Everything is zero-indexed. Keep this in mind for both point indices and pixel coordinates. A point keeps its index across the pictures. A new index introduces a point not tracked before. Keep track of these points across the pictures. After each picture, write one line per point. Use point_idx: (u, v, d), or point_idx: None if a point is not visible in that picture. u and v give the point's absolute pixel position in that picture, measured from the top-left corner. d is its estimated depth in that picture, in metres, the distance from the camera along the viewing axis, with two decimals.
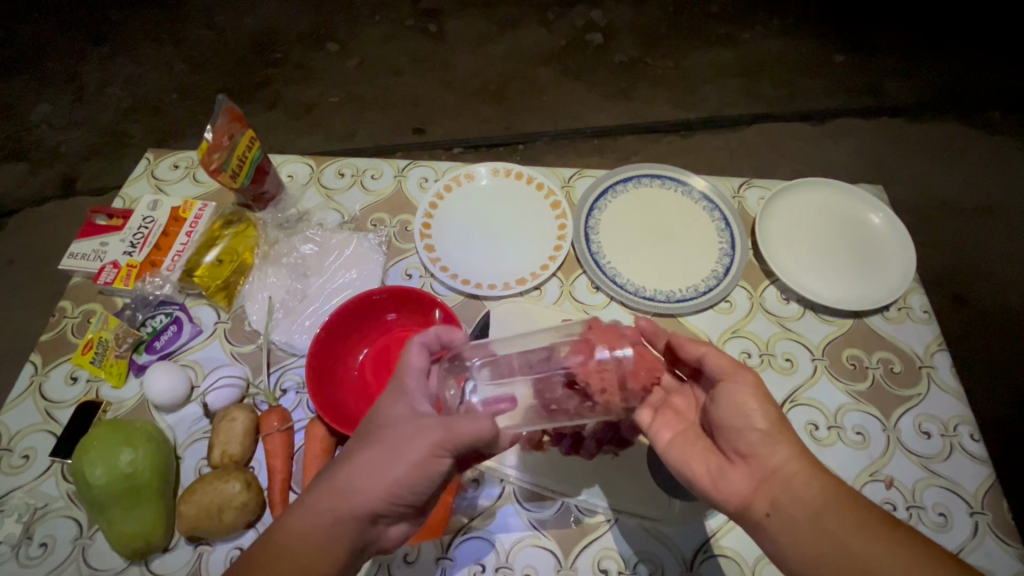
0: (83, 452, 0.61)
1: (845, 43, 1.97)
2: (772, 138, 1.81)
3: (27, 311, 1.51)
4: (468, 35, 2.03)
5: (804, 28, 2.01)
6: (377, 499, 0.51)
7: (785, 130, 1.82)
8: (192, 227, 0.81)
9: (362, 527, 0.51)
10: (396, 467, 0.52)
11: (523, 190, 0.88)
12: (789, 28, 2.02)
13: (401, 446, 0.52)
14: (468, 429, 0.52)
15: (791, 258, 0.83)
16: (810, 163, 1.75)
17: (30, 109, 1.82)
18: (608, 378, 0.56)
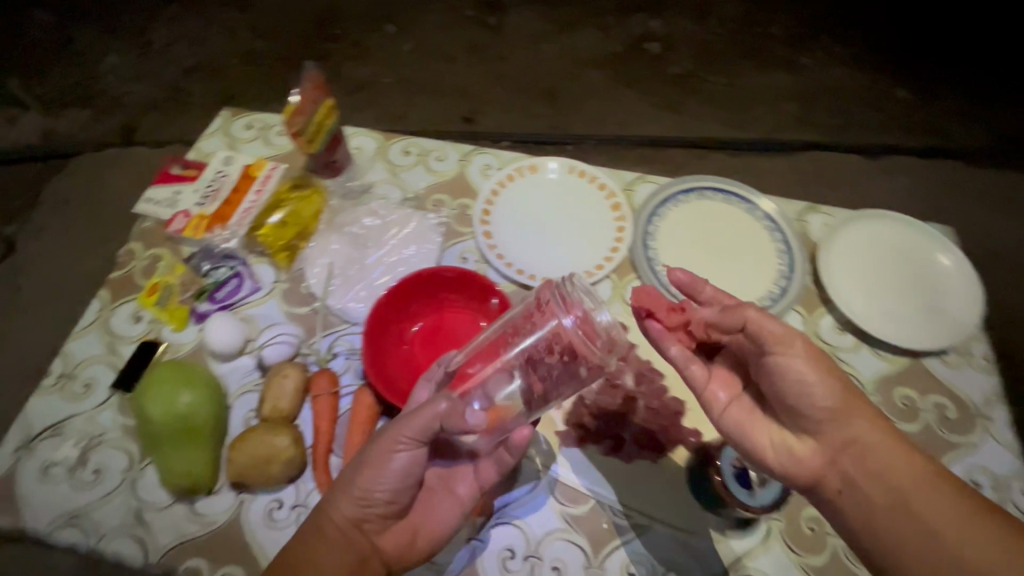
0: (146, 389, 0.63)
1: (908, 78, 1.93)
2: (825, 168, 1.76)
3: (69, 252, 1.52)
4: (526, 31, 2.03)
5: (865, 59, 1.97)
6: (357, 506, 0.56)
7: (838, 160, 1.77)
8: (262, 186, 0.83)
9: (351, 537, 0.56)
10: (375, 471, 0.56)
11: (585, 188, 0.88)
12: (851, 58, 1.97)
13: (374, 454, 0.56)
14: (422, 423, 0.54)
15: (851, 289, 0.82)
16: (860, 197, 1.71)
17: (100, 58, 1.89)
18: (553, 323, 0.54)
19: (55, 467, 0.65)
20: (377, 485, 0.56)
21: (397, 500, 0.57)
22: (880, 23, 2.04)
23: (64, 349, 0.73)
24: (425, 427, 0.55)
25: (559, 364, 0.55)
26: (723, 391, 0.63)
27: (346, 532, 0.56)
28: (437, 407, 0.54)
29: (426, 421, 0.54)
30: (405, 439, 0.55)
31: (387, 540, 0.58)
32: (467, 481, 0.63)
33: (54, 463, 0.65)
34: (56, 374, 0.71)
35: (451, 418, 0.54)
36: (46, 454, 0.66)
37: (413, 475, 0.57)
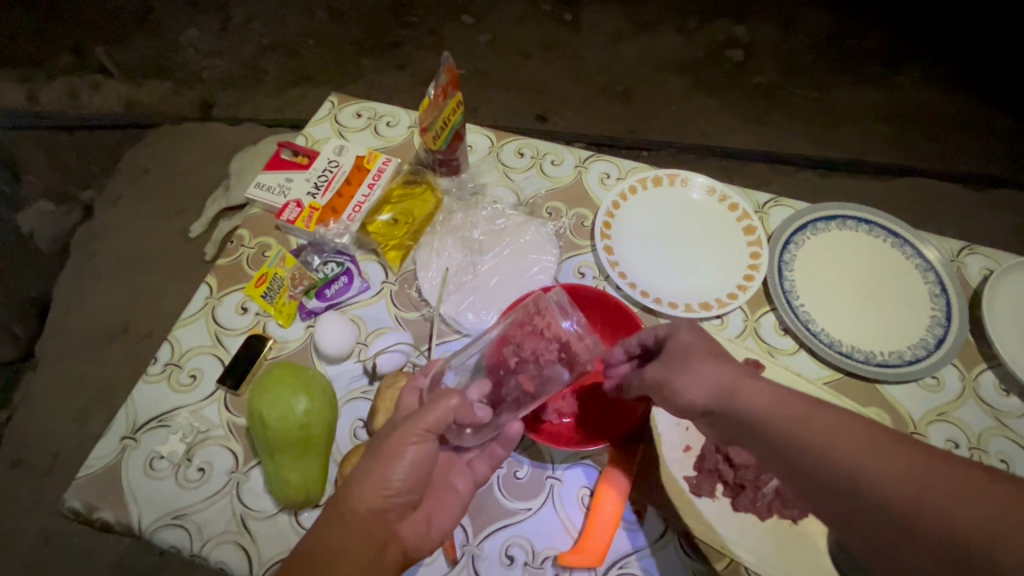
0: (262, 390, 0.59)
1: (1013, 106, 1.79)
2: (923, 195, 1.62)
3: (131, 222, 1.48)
4: (603, 29, 1.96)
5: (966, 82, 1.83)
6: (381, 499, 0.50)
7: (937, 189, 1.63)
8: (374, 180, 0.79)
9: (373, 529, 0.50)
10: (391, 463, 0.51)
11: (715, 208, 0.81)
12: (949, 80, 1.84)
13: (388, 447, 0.51)
14: (436, 414, 0.52)
15: (1021, 345, 0.72)
16: (960, 230, 1.57)
17: (181, 33, 1.90)
18: (552, 326, 0.56)
19: (160, 461, 0.62)
20: (395, 472, 0.51)
21: (413, 492, 0.52)
22: (983, 44, 1.90)
23: (171, 335, 0.70)
24: (440, 422, 0.52)
25: (549, 365, 0.55)
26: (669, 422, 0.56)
27: (369, 528, 0.50)
28: (451, 400, 0.52)
29: (440, 415, 0.52)
30: (416, 432, 0.52)
31: (409, 528, 0.53)
32: (465, 475, 0.58)
33: (159, 456, 0.63)
34: (162, 362, 0.68)
35: (463, 413, 0.53)
36: (151, 446, 0.63)
37: (429, 466, 0.52)
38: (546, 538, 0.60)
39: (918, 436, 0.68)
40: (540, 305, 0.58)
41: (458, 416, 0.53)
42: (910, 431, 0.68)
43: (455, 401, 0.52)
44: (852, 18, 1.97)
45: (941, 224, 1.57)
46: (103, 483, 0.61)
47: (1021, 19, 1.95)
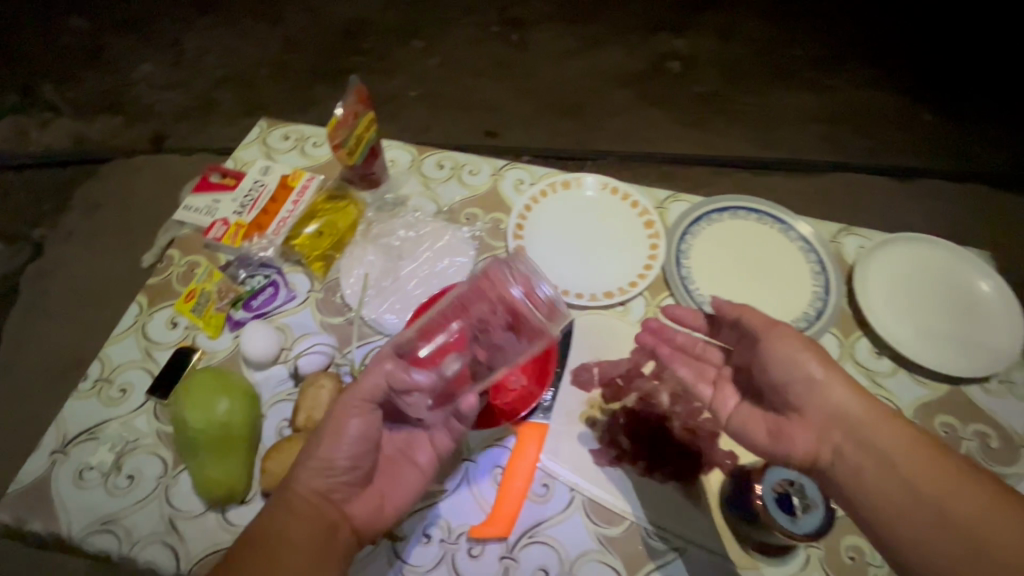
0: (184, 395, 0.63)
1: (935, 102, 1.90)
2: (851, 189, 1.72)
3: (85, 258, 1.49)
4: (552, 45, 1.98)
5: (893, 82, 1.94)
6: (328, 476, 0.55)
7: (865, 184, 1.73)
8: (299, 197, 0.84)
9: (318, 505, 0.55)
10: (337, 439, 0.56)
11: (618, 205, 0.88)
12: (876, 82, 1.94)
13: (335, 420, 0.57)
14: (368, 381, 0.57)
15: (891, 313, 0.80)
16: (886, 220, 1.67)
17: (133, 67, 1.88)
18: (501, 294, 0.56)
19: (90, 471, 0.65)
20: (337, 452, 0.55)
21: (359, 468, 0.57)
22: (908, 47, 2.01)
23: (102, 353, 0.73)
24: (374, 391, 0.57)
25: (500, 333, 0.56)
26: (760, 425, 0.61)
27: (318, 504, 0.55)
28: (383, 365, 0.57)
29: (373, 381, 0.57)
30: (356, 399, 0.56)
31: (363, 506, 0.58)
32: (425, 450, 0.63)
33: (89, 467, 0.66)
34: (93, 378, 0.71)
35: (395, 379, 0.56)
36: (81, 458, 0.66)
37: (369, 442, 0.57)
38: (461, 515, 0.65)
39: None
40: (489, 271, 0.57)
41: (391, 384, 0.57)
42: None
43: (388, 366, 0.57)
44: (785, 26, 2.05)
45: (869, 217, 1.67)
46: (34, 497, 0.64)
47: (943, 19, 2.06)
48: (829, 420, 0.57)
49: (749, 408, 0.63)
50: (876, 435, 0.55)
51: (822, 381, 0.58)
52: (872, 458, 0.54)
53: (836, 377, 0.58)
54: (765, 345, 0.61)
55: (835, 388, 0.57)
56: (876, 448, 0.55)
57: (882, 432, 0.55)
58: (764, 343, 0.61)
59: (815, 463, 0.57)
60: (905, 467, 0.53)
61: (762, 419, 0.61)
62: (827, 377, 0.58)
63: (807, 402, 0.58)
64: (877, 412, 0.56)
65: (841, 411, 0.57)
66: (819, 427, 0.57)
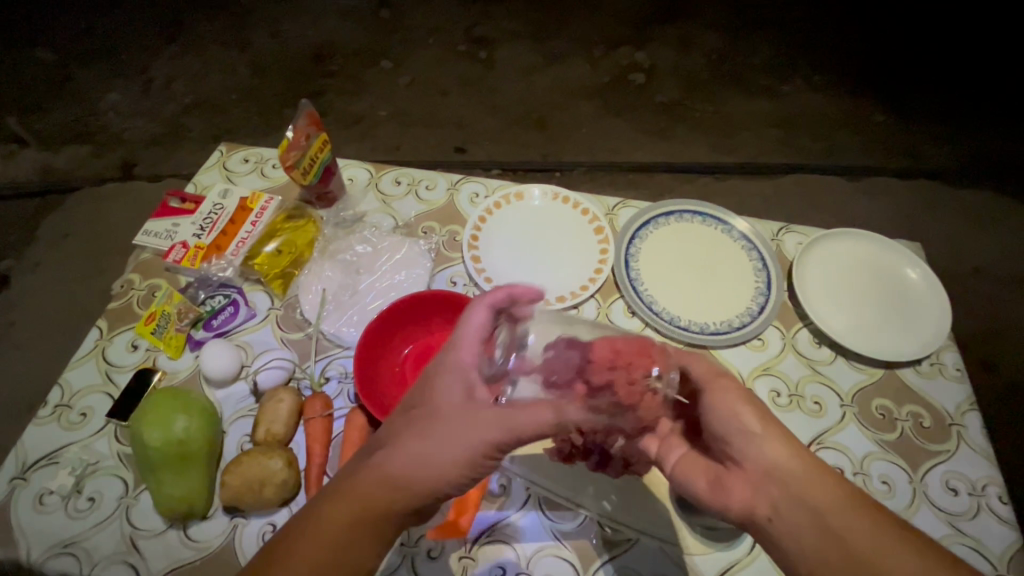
0: (142, 415, 0.65)
1: (886, 103, 1.95)
2: (810, 190, 1.76)
3: (52, 288, 1.48)
4: (516, 62, 2.02)
5: (847, 85, 1.99)
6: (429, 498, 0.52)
7: (823, 184, 1.77)
8: (257, 218, 0.87)
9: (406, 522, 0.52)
10: (446, 465, 0.52)
11: (568, 213, 0.92)
12: (829, 85, 1.98)
13: (453, 439, 0.52)
14: (523, 422, 0.52)
15: (829, 305, 0.85)
16: (844, 218, 1.71)
17: (99, 96, 1.89)
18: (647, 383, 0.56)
19: (49, 495, 0.66)
20: (462, 455, 0.52)
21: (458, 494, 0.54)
22: (860, 50, 2.07)
23: (62, 379, 0.74)
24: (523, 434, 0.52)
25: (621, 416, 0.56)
26: (701, 475, 0.59)
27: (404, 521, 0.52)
28: (545, 413, 0.53)
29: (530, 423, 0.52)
30: (496, 425, 0.52)
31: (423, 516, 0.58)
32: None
33: (49, 491, 0.66)
34: (53, 404, 0.72)
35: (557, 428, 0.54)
36: (41, 483, 0.67)
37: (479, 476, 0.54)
38: None
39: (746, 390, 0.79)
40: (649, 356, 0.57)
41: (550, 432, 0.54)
42: None
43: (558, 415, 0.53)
44: (740, 33, 2.10)
45: (828, 215, 1.71)
46: None
47: (891, 24, 2.14)
48: (764, 475, 0.54)
49: (693, 457, 0.61)
50: (807, 490, 0.53)
51: (757, 434, 0.57)
52: (805, 512, 0.52)
53: (772, 429, 0.57)
54: (710, 400, 0.59)
55: (771, 441, 0.56)
56: (809, 503, 0.52)
57: (813, 486, 0.53)
58: (711, 397, 0.60)
59: (750, 517, 0.55)
60: (837, 523, 0.51)
61: (701, 465, 0.60)
62: (762, 430, 0.57)
63: (744, 454, 0.56)
64: (808, 464, 0.55)
65: (778, 465, 0.55)
66: (757, 479, 0.55)
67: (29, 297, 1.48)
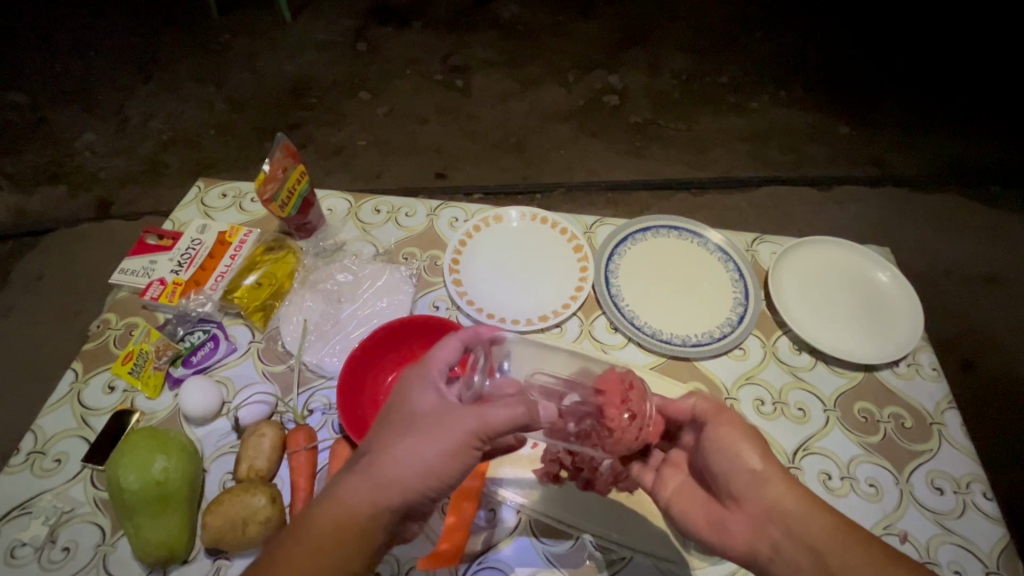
0: (119, 457, 0.63)
1: (851, 115, 2.03)
2: (784, 202, 1.81)
3: (29, 331, 1.45)
4: (493, 89, 2.07)
5: (812, 100, 2.06)
6: (413, 497, 0.52)
7: (796, 195, 1.82)
8: (236, 252, 0.86)
9: (391, 521, 0.52)
10: (431, 460, 0.52)
11: (547, 234, 0.94)
12: (795, 100, 2.06)
13: (432, 432, 0.53)
14: (500, 416, 0.53)
15: (805, 312, 0.86)
16: (819, 227, 1.75)
17: (75, 137, 1.88)
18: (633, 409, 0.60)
19: (21, 548, 0.64)
20: (434, 461, 0.52)
21: (445, 490, 0.54)
22: (822, 65, 2.16)
23: (34, 425, 0.72)
24: (495, 427, 0.54)
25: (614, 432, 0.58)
26: (700, 510, 0.60)
27: (389, 515, 0.52)
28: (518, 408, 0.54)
29: (507, 415, 0.53)
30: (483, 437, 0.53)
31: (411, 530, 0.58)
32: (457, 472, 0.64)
33: (21, 543, 0.64)
34: (26, 452, 0.70)
35: (529, 421, 0.55)
36: (12, 535, 0.64)
37: (464, 471, 0.54)
38: (410, 547, 0.66)
39: (731, 400, 0.79)
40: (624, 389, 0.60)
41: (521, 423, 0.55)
42: (724, 397, 0.79)
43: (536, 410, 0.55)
44: (707, 53, 2.18)
45: (803, 225, 1.75)
46: None
47: (847, 40, 2.23)
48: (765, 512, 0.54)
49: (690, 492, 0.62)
50: (808, 530, 0.53)
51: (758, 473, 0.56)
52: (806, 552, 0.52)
53: (771, 466, 0.56)
54: (710, 434, 0.60)
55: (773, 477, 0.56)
56: (809, 541, 0.53)
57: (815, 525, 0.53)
58: (713, 429, 0.60)
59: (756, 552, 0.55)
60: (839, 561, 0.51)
61: (702, 504, 0.60)
62: (763, 470, 0.56)
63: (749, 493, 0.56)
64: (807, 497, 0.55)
65: (780, 504, 0.54)
66: (757, 520, 0.55)
67: (5, 341, 1.44)
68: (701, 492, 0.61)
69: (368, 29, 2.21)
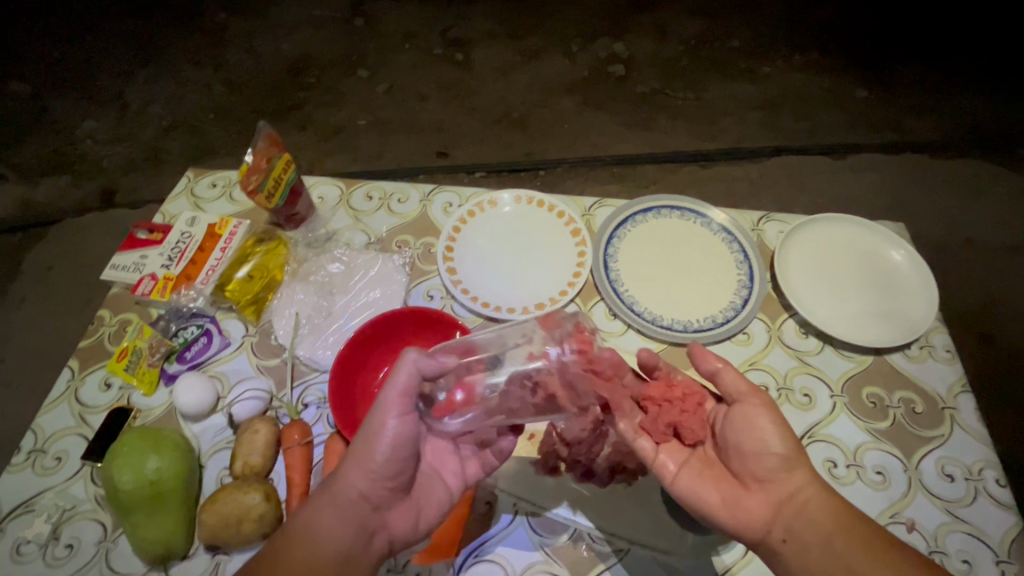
0: (114, 455, 0.63)
1: (868, 78, 1.93)
2: (796, 174, 1.74)
3: (40, 322, 1.48)
4: (493, 63, 2.00)
5: (826, 63, 1.96)
6: (370, 488, 0.56)
7: (808, 165, 1.75)
8: (227, 243, 0.84)
9: (361, 512, 0.56)
10: (371, 449, 0.56)
11: (545, 218, 0.90)
12: (808, 64, 1.96)
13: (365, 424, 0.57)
14: (400, 381, 0.56)
15: (812, 294, 0.83)
16: (832, 199, 1.69)
17: (75, 124, 1.87)
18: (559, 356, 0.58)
19: (26, 544, 0.65)
20: (378, 455, 0.56)
21: (396, 472, 0.57)
22: (838, 25, 2.04)
23: (34, 423, 0.73)
24: (409, 386, 0.57)
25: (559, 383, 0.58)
26: (712, 489, 0.61)
27: (354, 502, 0.56)
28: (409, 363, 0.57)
29: (406, 379, 0.56)
30: (403, 407, 0.56)
31: (395, 522, 0.58)
32: (456, 473, 0.64)
33: (25, 540, 0.65)
34: (26, 450, 0.70)
35: (428, 365, 0.57)
36: (17, 532, 0.65)
37: (412, 442, 0.57)
38: None
39: None
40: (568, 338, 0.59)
41: (424, 372, 0.57)
42: None
43: (424, 365, 0.57)
44: (717, 17, 2.08)
45: (816, 196, 1.69)
46: None
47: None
48: (784, 496, 0.59)
49: (699, 476, 0.62)
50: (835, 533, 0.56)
51: (785, 457, 0.60)
52: (817, 535, 0.57)
53: None
54: (738, 411, 0.62)
55: (795, 471, 0.60)
56: (835, 538, 0.56)
57: (827, 514, 0.57)
58: (743, 409, 0.62)
59: (767, 536, 0.59)
60: (846, 550, 0.55)
61: (716, 489, 0.61)
62: (792, 478, 0.60)
63: (771, 477, 0.60)
64: None
65: (799, 492, 0.59)
66: (777, 501, 0.59)
67: (19, 332, 1.46)
68: (712, 471, 0.62)
69: (364, 3, 2.13)
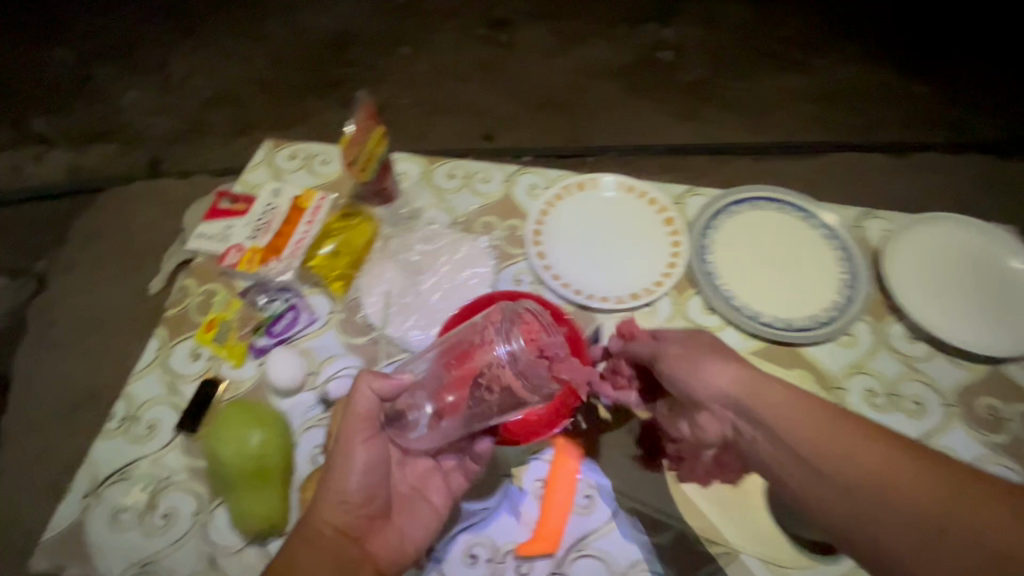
0: (218, 426, 0.62)
1: (928, 74, 1.85)
2: (853, 170, 1.66)
3: (87, 289, 1.47)
4: (538, 45, 1.94)
5: (884, 58, 1.88)
6: (345, 516, 0.57)
7: (867, 162, 1.67)
8: (312, 217, 0.83)
9: (340, 543, 0.56)
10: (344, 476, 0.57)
11: (636, 205, 0.87)
12: (865, 58, 1.88)
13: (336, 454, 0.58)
14: (361, 406, 0.58)
15: (923, 297, 0.79)
16: (892, 199, 1.60)
17: (120, 93, 1.86)
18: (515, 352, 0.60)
19: (124, 512, 0.64)
20: (349, 480, 0.57)
21: (366, 495, 0.58)
22: (896, 19, 1.96)
23: (125, 391, 0.72)
24: (370, 410, 0.59)
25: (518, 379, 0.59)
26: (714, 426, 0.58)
27: (332, 531, 0.56)
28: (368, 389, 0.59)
29: (364, 405, 0.58)
30: (366, 429, 0.58)
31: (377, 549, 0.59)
32: (441, 490, 0.65)
33: (124, 508, 0.64)
34: (119, 417, 0.70)
35: (385, 390, 0.59)
36: (114, 499, 0.65)
37: (380, 465, 0.60)
38: (505, 533, 0.65)
39: (840, 390, 0.74)
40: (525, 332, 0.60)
41: (385, 396, 0.59)
42: (831, 386, 0.74)
43: (380, 391, 0.59)
44: (770, 6, 2.00)
45: (877, 195, 1.61)
46: (70, 543, 0.63)
47: None
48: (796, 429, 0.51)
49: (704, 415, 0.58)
50: (877, 477, 0.46)
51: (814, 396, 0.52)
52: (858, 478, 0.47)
53: None
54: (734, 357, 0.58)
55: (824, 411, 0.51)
56: (880, 485, 0.46)
57: (863, 453, 0.47)
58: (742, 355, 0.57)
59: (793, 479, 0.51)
60: (889, 491, 0.45)
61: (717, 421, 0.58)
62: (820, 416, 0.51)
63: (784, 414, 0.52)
64: None
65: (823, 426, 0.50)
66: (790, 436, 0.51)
67: (69, 298, 1.46)
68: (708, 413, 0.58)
69: None
